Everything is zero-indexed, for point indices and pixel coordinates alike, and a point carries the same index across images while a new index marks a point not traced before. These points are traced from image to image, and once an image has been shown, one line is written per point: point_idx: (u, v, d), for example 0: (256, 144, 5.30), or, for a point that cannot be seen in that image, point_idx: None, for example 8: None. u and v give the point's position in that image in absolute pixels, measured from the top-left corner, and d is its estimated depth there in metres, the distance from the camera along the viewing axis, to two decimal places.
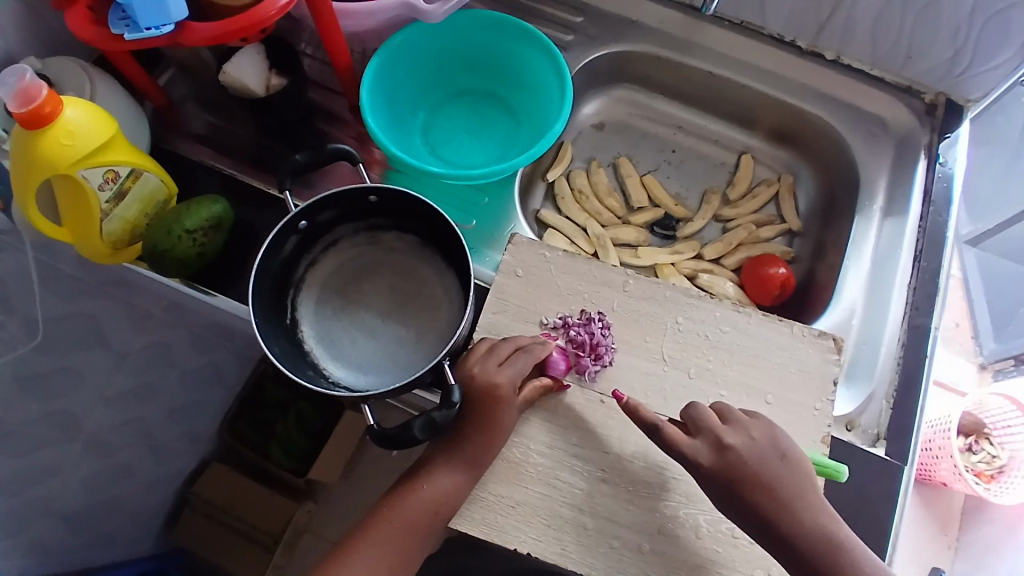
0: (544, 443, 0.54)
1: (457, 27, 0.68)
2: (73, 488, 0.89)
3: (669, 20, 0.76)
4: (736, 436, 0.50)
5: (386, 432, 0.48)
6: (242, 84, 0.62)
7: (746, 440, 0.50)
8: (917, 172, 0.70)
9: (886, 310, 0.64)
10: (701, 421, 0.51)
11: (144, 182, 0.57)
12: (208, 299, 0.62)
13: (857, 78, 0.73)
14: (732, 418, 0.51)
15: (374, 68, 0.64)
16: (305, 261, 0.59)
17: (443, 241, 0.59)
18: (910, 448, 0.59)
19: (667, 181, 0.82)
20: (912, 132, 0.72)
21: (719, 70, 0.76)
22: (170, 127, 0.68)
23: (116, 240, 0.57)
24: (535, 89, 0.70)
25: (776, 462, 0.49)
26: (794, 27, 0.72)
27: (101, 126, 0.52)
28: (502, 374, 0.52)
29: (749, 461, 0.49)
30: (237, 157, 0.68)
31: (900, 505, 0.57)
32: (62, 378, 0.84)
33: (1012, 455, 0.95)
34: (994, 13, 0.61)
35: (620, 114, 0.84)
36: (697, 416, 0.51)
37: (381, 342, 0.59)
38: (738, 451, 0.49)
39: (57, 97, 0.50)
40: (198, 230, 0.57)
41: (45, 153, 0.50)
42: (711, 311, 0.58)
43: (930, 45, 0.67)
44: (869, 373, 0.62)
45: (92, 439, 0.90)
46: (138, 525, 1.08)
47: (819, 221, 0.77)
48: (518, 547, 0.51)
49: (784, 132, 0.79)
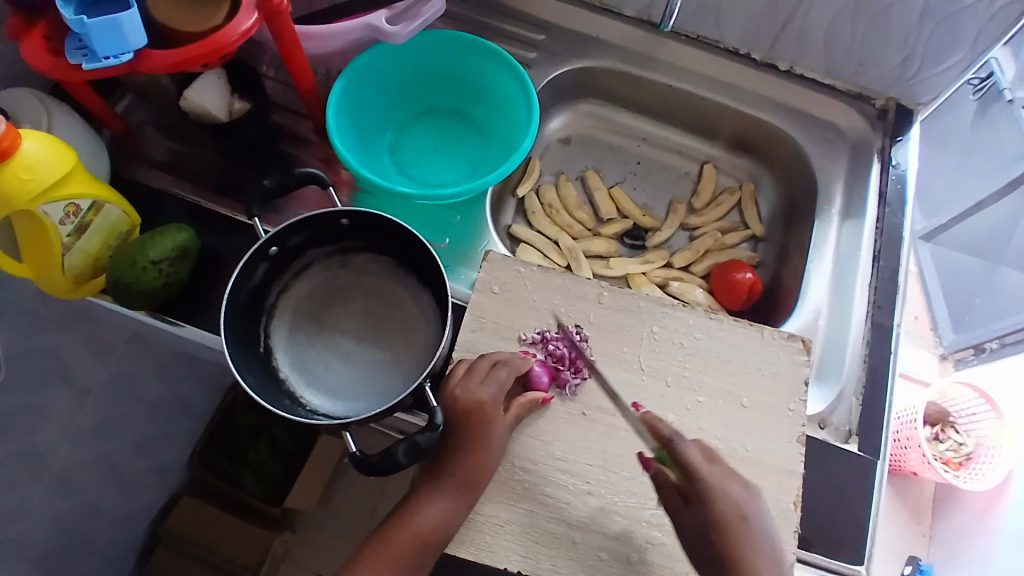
0: (527, 459, 0.54)
1: (422, 48, 0.69)
2: (40, 529, 0.88)
3: (630, 35, 0.78)
4: (714, 473, 0.50)
5: (368, 460, 0.47)
6: (204, 110, 0.62)
7: (725, 480, 0.50)
8: (872, 175, 0.73)
9: (850, 310, 0.67)
10: (688, 455, 0.50)
11: (106, 215, 0.55)
12: (174, 331, 0.60)
13: (811, 87, 0.77)
14: (718, 461, 0.51)
15: (340, 90, 0.64)
16: (276, 287, 0.58)
17: (419, 262, 0.59)
18: (881, 443, 0.61)
19: (634, 192, 0.84)
20: (865, 137, 0.75)
21: (680, 83, 0.78)
22: (130, 155, 0.66)
23: (77, 274, 0.55)
24: (502, 107, 0.71)
25: (738, 488, 0.50)
26: (749, 40, 0.75)
27: (62, 159, 0.50)
28: (485, 391, 0.52)
29: (713, 485, 0.49)
30: (200, 182, 0.66)
31: (874, 499, 0.58)
32: (25, 417, 0.81)
33: (978, 441, 1.01)
34: (941, 19, 0.65)
35: (586, 128, 0.85)
36: (686, 449, 0.50)
37: (358, 367, 0.58)
38: (712, 485, 0.49)
39: (15, 131, 0.48)
40: (163, 260, 0.56)
41: (1, 188, 0.48)
42: (685, 319, 0.59)
43: (881, 52, 0.71)
44: (837, 372, 0.64)
45: (57, 479, 0.88)
46: (108, 563, 1.05)
47: (782, 226, 0.80)
48: (507, 566, 0.51)
49: (744, 142, 0.82)
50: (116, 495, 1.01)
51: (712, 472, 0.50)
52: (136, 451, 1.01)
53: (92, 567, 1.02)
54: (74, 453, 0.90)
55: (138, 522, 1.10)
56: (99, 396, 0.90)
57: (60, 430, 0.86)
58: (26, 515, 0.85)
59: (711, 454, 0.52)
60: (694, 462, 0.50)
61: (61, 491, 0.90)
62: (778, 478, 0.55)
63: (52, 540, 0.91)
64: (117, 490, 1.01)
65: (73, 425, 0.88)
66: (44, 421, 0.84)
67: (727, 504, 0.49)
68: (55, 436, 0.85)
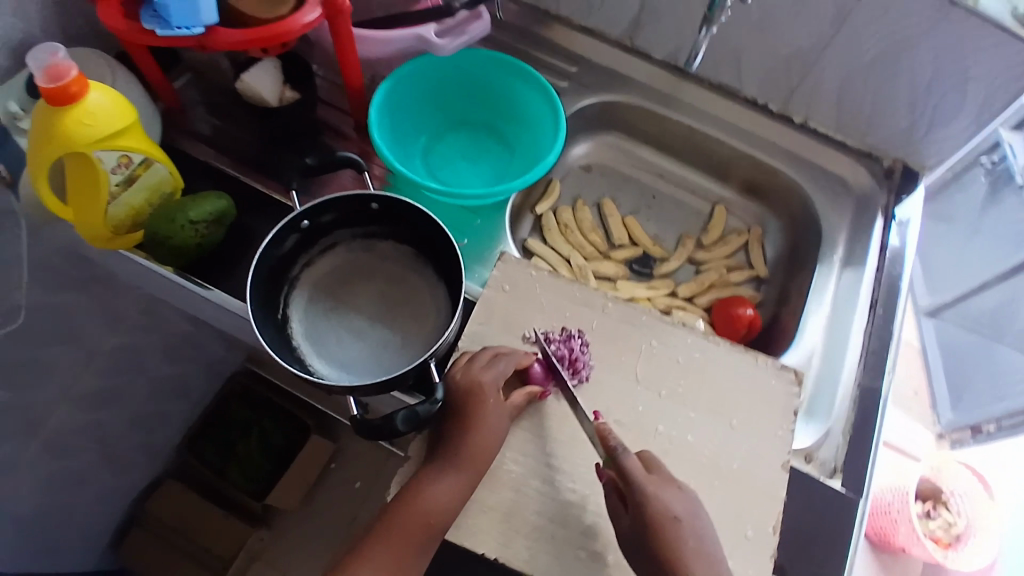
0: (518, 451, 0.55)
1: (463, 63, 0.74)
2: (26, 488, 0.89)
3: (656, 77, 0.84)
4: (652, 480, 0.50)
5: (370, 423, 0.49)
6: (258, 95, 0.66)
7: (664, 486, 0.50)
8: (875, 230, 0.76)
9: (844, 352, 0.69)
10: (629, 464, 0.50)
11: (154, 172, 0.59)
12: (203, 292, 0.63)
13: (822, 142, 0.81)
14: (658, 470, 0.52)
15: (384, 92, 0.70)
16: (301, 261, 0.61)
17: (438, 254, 0.62)
18: (864, 484, 0.62)
19: (647, 223, 0.88)
20: (871, 194, 0.79)
21: (699, 125, 0.83)
22: (179, 129, 0.71)
23: (117, 224, 0.59)
24: (531, 125, 0.76)
25: (670, 493, 0.50)
26: (766, 92, 0.80)
27: (122, 114, 0.54)
28: (486, 374, 0.54)
29: (646, 488, 0.50)
30: (242, 161, 0.71)
31: (854, 537, 0.59)
32: (34, 371, 0.82)
33: (967, 522, 1.05)
34: (949, 87, 0.69)
35: (606, 158, 0.90)
36: (627, 459, 0.51)
37: (367, 345, 0.60)
38: (646, 489, 0.49)
39: (85, 80, 0.52)
40: (200, 222, 0.60)
41: (63, 130, 0.52)
42: (683, 337, 0.62)
43: (890, 115, 0.75)
44: (828, 410, 0.65)
45: (51, 438, 0.89)
46: (85, 537, 1.05)
47: (785, 270, 0.83)
48: (485, 551, 0.52)
49: (756, 187, 0.86)
50: (102, 465, 1.02)
51: (651, 479, 0.50)
52: (129, 423, 1.03)
53: (70, 538, 1.02)
54: (71, 414, 0.91)
55: (119, 499, 1.10)
56: (106, 361, 0.92)
57: (62, 389, 0.87)
58: (13, 470, 0.85)
59: (651, 463, 0.52)
60: (633, 469, 0.50)
61: (52, 451, 0.91)
62: (760, 501, 0.56)
63: (36, 503, 0.91)
64: (104, 461, 1.02)
65: (75, 385, 0.89)
66: (50, 375, 0.84)
67: (661, 507, 0.49)
68: (57, 395, 0.87)
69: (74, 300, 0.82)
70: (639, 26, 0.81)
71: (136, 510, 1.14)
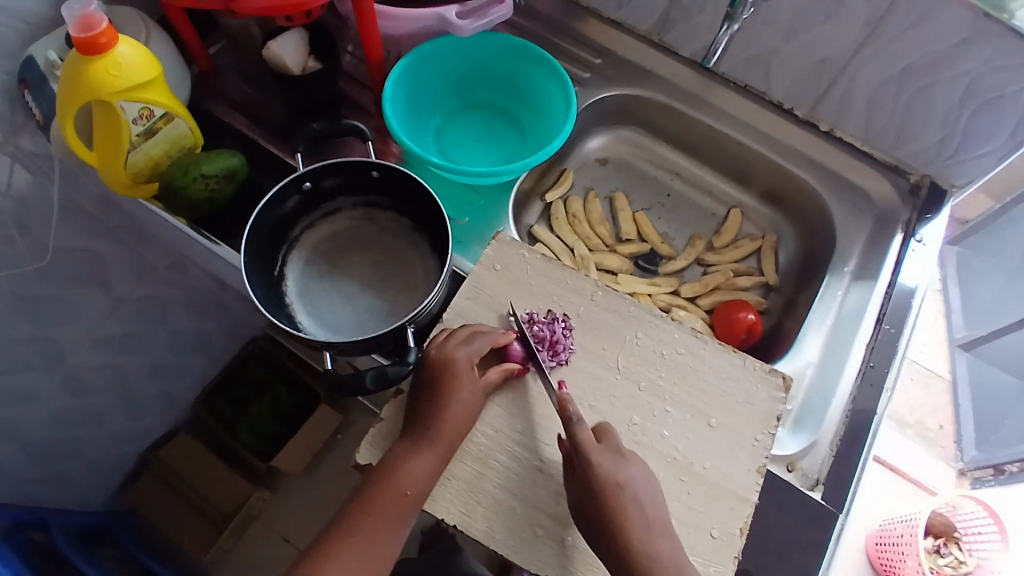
0: (490, 425, 0.55)
1: (483, 46, 0.75)
2: (42, 418, 0.95)
3: (681, 74, 0.83)
4: (599, 447, 0.51)
5: (338, 379, 0.51)
6: (281, 61, 0.68)
7: (610, 455, 0.51)
8: (893, 245, 0.73)
9: (843, 365, 0.66)
10: (578, 432, 0.51)
11: (173, 126, 0.62)
12: (210, 246, 0.66)
13: (849, 152, 0.78)
14: (607, 439, 0.52)
15: (403, 67, 0.71)
16: (303, 223, 0.64)
17: (433, 228, 0.63)
18: (846, 498, 0.60)
19: (658, 221, 0.87)
20: (894, 209, 0.76)
21: (721, 126, 0.82)
22: (209, 91, 0.75)
23: (136, 172, 0.62)
24: (545, 112, 0.76)
25: (615, 462, 0.51)
26: (793, 96, 0.78)
27: (148, 67, 0.58)
28: (460, 351, 0.55)
29: (590, 453, 0.50)
30: (263, 126, 0.74)
31: (829, 551, 0.58)
32: (59, 309, 0.87)
33: (978, 562, 1.04)
34: (985, 102, 0.66)
35: (623, 153, 0.89)
36: (578, 426, 0.51)
37: (355, 308, 0.62)
38: (589, 453, 0.50)
39: (114, 32, 0.56)
40: (212, 177, 0.62)
41: (91, 79, 0.55)
42: (670, 332, 0.61)
43: (920, 128, 0.72)
44: (818, 421, 0.63)
45: (70, 375, 0.95)
46: (94, 472, 1.12)
47: (795, 280, 0.81)
48: (445, 517, 0.53)
49: (774, 193, 0.84)
50: (119, 408, 1.08)
51: (598, 448, 0.51)
52: (147, 371, 1.08)
53: (78, 470, 1.09)
54: (93, 355, 0.96)
55: (133, 442, 1.17)
56: (129, 310, 0.97)
57: (86, 330, 0.93)
58: (33, 400, 0.92)
59: (603, 433, 0.53)
60: (581, 436, 0.51)
61: (72, 387, 0.96)
62: (729, 502, 0.55)
63: (52, 432, 0.98)
64: (121, 404, 1.08)
65: (98, 329, 0.94)
66: (75, 315, 0.89)
67: (604, 472, 0.49)
68: (79, 335, 0.92)
69: (102, 246, 0.87)
70: (668, 23, 0.79)
71: (149, 454, 1.20)
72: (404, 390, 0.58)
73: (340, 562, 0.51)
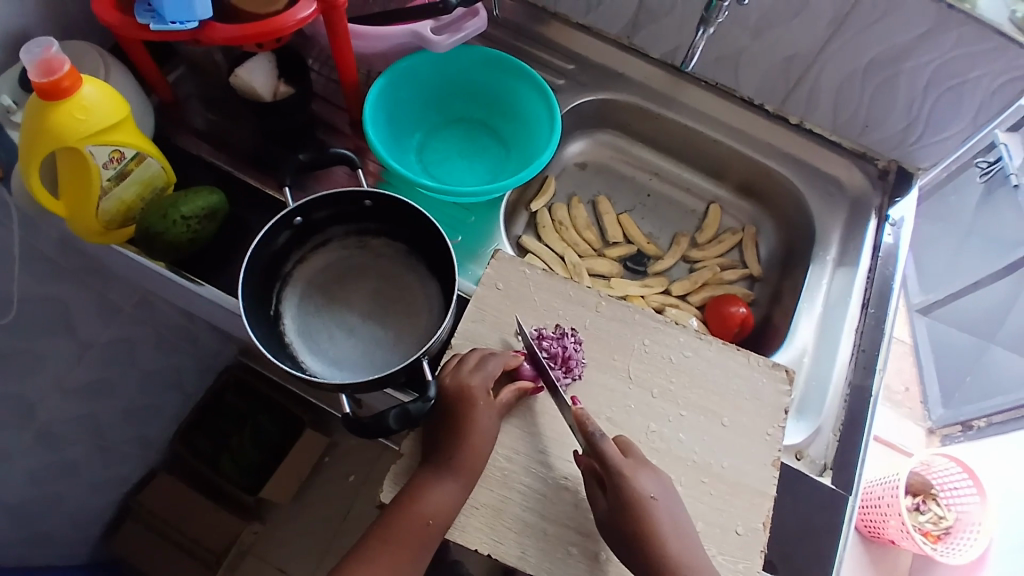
0: (511, 448, 0.55)
1: (459, 61, 0.74)
2: (17, 479, 0.89)
3: (653, 76, 0.83)
4: (629, 463, 0.51)
5: (361, 421, 0.50)
6: (251, 88, 0.65)
7: (640, 469, 0.51)
8: (869, 230, 0.76)
9: (835, 351, 0.69)
10: (607, 447, 0.51)
11: (146, 167, 0.59)
12: (194, 288, 0.63)
13: (818, 143, 0.81)
14: (634, 453, 0.53)
15: (380, 88, 0.69)
16: (294, 257, 0.61)
17: (431, 251, 0.62)
18: (854, 479, 0.63)
19: (641, 222, 0.88)
20: (865, 194, 0.79)
21: (696, 125, 0.83)
22: (173, 122, 0.71)
23: (109, 219, 0.58)
24: (526, 124, 0.76)
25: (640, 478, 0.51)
26: (763, 92, 0.80)
27: (115, 108, 0.54)
28: (475, 377, 0.54)
29: (624, 470, 0.50)
30: (236, 155, 0.70)
31: (844, 532, 0.60)
32: (25, 363, 0.81)
33: (958, 516, 1.11)
34: (947, 89, 0.69)
35: (601, 156, 0.90)
36: (606, 442, 0.51)
37: (359, 341, 0.61)
38: (624, 470, 0.50)
39: (77, 74, 0.52)
40: (193, 217, 0.59)
41: (56, 125, 0.52)
42: (676, 336, 0.62)
43: (885, 117, 0.75)
44: (818, 408, 0.66)
45: (44, 429, 0.89)
46: (75, 527, 1.06)
47: (778, 269, 0.84)
48: (478, 547, 0.52)
49: (750, 186, 0.86)
50: (96, 457, 1.02)
51: (628, 463, 0.51)
52: (122, 416, 1.03)
53: (61, 528, 1.02)
54: (64, 407, 0.91)
55: (113, 491, 1.11)
56: (99, 354, 0.92)
57: (55, 381, 0.87)
58: (5, 460, 0.86)
59: (628, 448, 0.53)
60: (611, 453, 0.51)
61: (45, 442, 0.91)
62: (750, 498, 0.56)
63: (27, 491, 0.92)
64: (97, 453, 1.02)
65: (68, 378, 0.89)
66: (43, 367, 0.84)
67: (639, 488, 0.50)
68: (50, 386, 0.86)
69: (65, 291, 0.81)
70: (636, 27, 0.80)
71: (130, 501, 1.14)
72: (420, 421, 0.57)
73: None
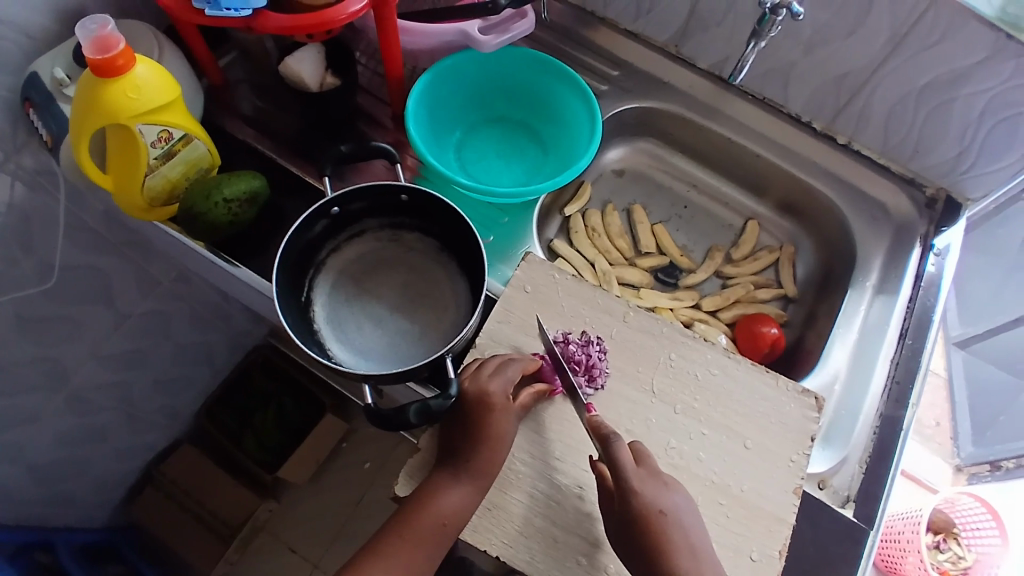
0: (527, 452, 0.55)
1: (504, 61, 0.74)
2: (46, 440, 0.93)
3: (698, 86, 0.82)
4: (640, 474, 0.50)
5: (382, 412, 0.50)
6: (298, 76, 0.67)
7: (652, 482, 0.50)
8: (911, 259, 0.74)
9: (868, 380, 0.67)
10: (620, 453, 0.50)
11: (192, 148, 0.60)
12: (230, 269, 0.64)
13: (866, 165, 0.79)
14: (647, 462, 0.51)
15: (424, 83, 0.70)
16: (329, 246, 0.62)
17: (463, 249, 0.62)
18: (878, 514, 0.61)
19: (676, 233, 0.87)
20: (911, 220, 0.76)
21: (738, 138, 0.82)
22: (221, 105, 0.72)
23: (153, 196, 0.60)
24: (566, 127, 0.75)
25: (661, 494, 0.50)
26: (811, 109, 0.78)
27: (167, 89, 0.55)
28: (494, 383, 0.53)
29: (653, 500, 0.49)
30: (279, 141, 0.72)
31: (863, 567, 0.59)
32: (62, 330, 0.84)
33: (977, 557, 1.08)
34: (1003, 118, 0.66)
35: (640, 164, 0.89)
36: (619, 447, 0.50)
37: (386, 333, 0.61)
38: (634, 484, 0.49)
39: (131, 53, 0.53)
40: (234, 201, 0.60)
41: (109, 102, 0.53)
42: (704, 353, 0.61)
43: (937, 143, 0.72)
44: (845, 438, 0.64)
45: (75, 394, 0.93)
46: (98, 490, 1.10)
47: (815, 291, 0.81)
48: (487, 548, 0.52)
49: (791, 205, 0.84)
50: (122, 424, 1.05)
51: (640, 476, 0.50)
52: (149, 386, 1.06)
53: (83, 489, 1.06)
54: (96, 374, 0.94)
55: (137, 457, 1.15)
56: (132, 326, 0.95)
57: (90, 349, 0.90)
58: (37, 421, 0.89)
59: (641, 455, 0.52)
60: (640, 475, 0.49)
61: (76, 406, 0.94)
62: (768, 524, 0.55)
63: (55, 453, 0.95)
64: (124, 420, 1.05)
65: (102, 347, 0.92)
66: (79, 335, 0.87)
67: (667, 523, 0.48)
68: (84, 353, 0.90)
69: (106, 264, 0.84)
70: (685, 35, 0.79)
71: (153, 469, 1.18)
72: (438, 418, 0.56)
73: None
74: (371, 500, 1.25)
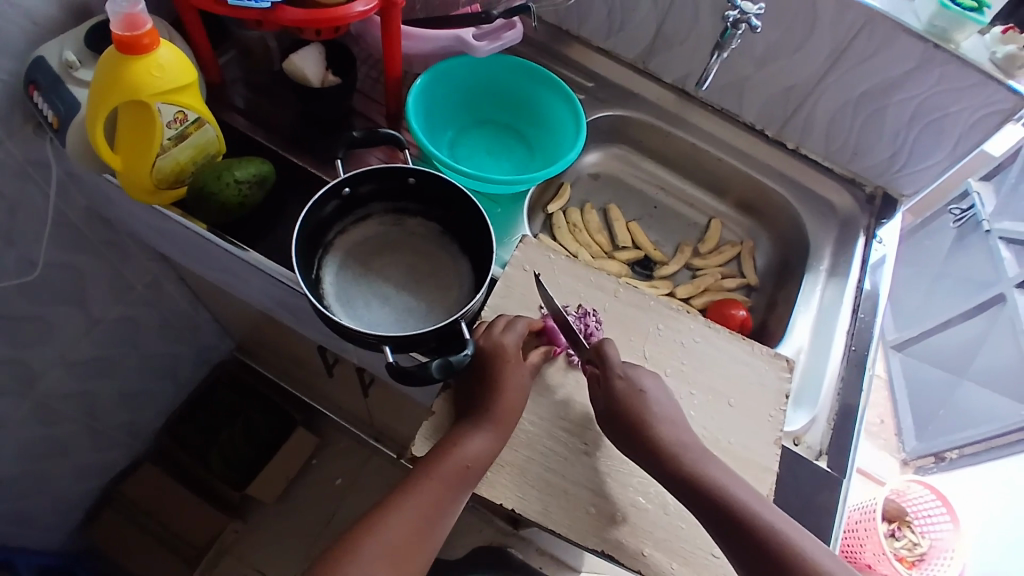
0: (535, 412, 0.58)
1: (493, 67, 0.80)
2: (7, 452, 0.87)
3: (664, 97, 0.91)
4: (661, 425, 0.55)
5: (405, 368, 0.52)
6: (302, 74, 0.70)
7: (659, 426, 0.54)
8: (858, 247, 0.83)
9: (829, 350, 0.75)
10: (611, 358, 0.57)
11: (203, 132, 0.62)
12: (241, 254, 0.65)
13: (813, 167, 0.89)
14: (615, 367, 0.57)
15: (422, 83, 0.75)
16: (337, 228, 0.65)
17: (465, 231, 0.66)
18: (848, 464, 0.67)
19: (648, 231, 0.94)
20: (854, 215, 0.86)
21: (702, 144, 0.91)
22: (219, 101, 0.75)
23: (161, 178, 0.61)
24: (551, 128, 0.81)
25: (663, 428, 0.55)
26: (764, 117, 0.88)
27: (186, 71, 0.58)
28: (507, 338, 0.57)
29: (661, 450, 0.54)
30: (278, 135, 0.74)
31: (840, 513, 0.64)
32: (35, 330, 0.81)
33: (933, 543, 1.17)
34: (930, 121, 0.77)
35: (613, 168, 0.96)
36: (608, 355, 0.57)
37: (392, 309, 0.64)
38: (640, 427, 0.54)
39: (156, 34, 0.55)
40: (245, 182, 0.63)
41: (131, 78, 0.54)
42: (687, 323, 0.66)
43: (873, 146, 0.83)
44: (814, 400, 0.71)
45: (41, 402, 0.88)
46: (53, 513, 1.03)
47: (773, 280, 0.90)
48: (504, 502, 0.55)
49: (749, 204, 0.93)
50: (84, 437, 1.00)
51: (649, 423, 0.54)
52: (115, 397, 1.02)
53: (39, 511, 1.00)
54: (65, 380, 0.90)
55: (95, 477, 1.09)
56: (105, 330, 0.92)
57: (60, 353, 0.87)
58: (0, 429, 0.84)
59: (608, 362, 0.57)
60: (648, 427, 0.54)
61: (40, 415, 0.89)
62: (757, 473, 0.60)
63: (15, 467, 0.90)
64: (87, 433, 1.00)
65: (73, 351, 0.88)
66: (50, 336, 0.84)
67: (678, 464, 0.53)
68: (53, 357, 0.86)
69: (85, 263, 0.83)
70: (653, 52, 0.88)
71: (111, 491, 1.12)
72: (452, 384, 0.59)
73: (395, 529, 0.51)
74: (345, 516, 1.23)
